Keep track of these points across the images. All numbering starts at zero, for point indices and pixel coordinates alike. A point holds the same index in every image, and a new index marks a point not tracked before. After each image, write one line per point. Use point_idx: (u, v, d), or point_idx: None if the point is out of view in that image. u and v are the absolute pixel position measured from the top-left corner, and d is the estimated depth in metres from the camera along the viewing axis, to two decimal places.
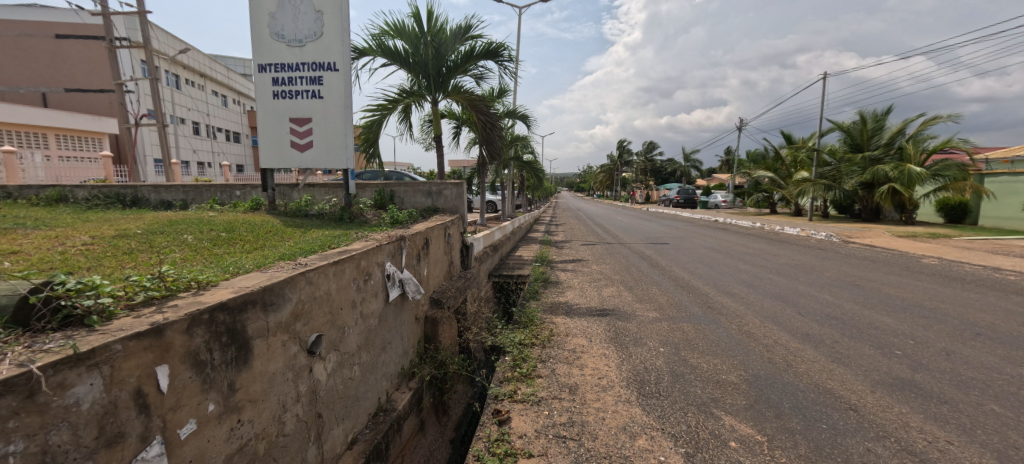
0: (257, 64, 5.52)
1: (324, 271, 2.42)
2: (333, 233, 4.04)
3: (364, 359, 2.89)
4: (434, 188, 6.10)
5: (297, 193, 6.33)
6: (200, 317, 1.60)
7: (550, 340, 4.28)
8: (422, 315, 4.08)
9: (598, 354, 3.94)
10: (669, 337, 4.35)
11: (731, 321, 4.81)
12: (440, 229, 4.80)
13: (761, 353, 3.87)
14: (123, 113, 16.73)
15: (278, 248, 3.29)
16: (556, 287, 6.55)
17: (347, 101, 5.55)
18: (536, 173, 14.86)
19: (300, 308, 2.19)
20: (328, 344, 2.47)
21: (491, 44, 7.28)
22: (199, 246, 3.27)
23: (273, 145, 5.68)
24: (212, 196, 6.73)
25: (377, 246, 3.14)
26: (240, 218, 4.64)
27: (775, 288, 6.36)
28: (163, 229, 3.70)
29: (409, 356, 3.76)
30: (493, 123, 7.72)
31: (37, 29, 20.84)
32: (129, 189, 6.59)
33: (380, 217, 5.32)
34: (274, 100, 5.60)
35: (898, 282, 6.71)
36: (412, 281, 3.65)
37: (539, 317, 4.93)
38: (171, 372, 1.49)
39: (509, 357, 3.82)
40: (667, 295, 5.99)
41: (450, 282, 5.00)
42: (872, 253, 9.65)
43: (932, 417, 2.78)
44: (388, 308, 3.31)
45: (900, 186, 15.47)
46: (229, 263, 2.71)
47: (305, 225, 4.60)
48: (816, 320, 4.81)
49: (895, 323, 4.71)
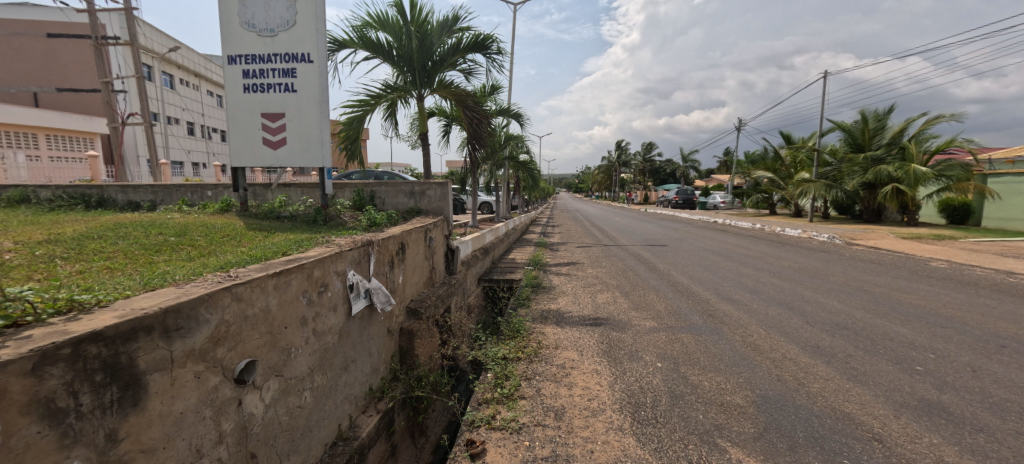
0: (226, 55, 5.15)
1: (261, 285, 2.04)
2: (297, 237, 3.66)
3: (318, 383, 2.52)
4: (417, 188, 5.73)
5: (273, 194, 5.96)
6: (57, 352, 1.24)
7: (538, 354, 3.91)
8: (397, 327, 3.70)
9: (590, 370, 3.58)
10: (667, 350, 3.99)
11: (734, 331, 4.45)
12: (420, 231, 4.43)
13: (768, 369, 3.52)
14: (111, 112, 16.29)
15: (226, 256, 2.90)
16: (548, 293, 6.17)
17: (323, 95, 5.18)
18: (532, 173, 14.49)
19: (224, 330, 1.82)
20: (268, 370, 2.10)
21: (479, 35, 6.93)
22: (137, 253, 2.89)
23: (244, 142, 5.30)
24: (182, 196, 6.34)
25: (337, 253, 2.76)
26: (202, 220, 4.27)
27: (779, 293, 6.02)
28: (103, 232, 3.31)
29: (380, 373, 3.39)
30: (482, 119, 7.33)
31: (29, 28, 20.47)
32: (95, 189, 6.20)
33: (357, 219, 4.95)
34: (245, 95, 5.23)
35: (907, 287, 6.35)
36: (380, 291, 3.29)
37: (527, 327, 4.56)
38: (3, 429, 1.13)
39: (491, 374, 3.46)
40: (666, 302, 5.62)
41: (431, 290, 4.63)
42: (876, 256, 9.31)
43: (969, 449, 2.43)
44: (351, 323, 2.93)
45: (904, 187, 15.15)
46: (157, 275, 2.34)
47: (271, 228, 4.22)
48: (827, 331, 4.44)
49: (911, 333, 4.37)
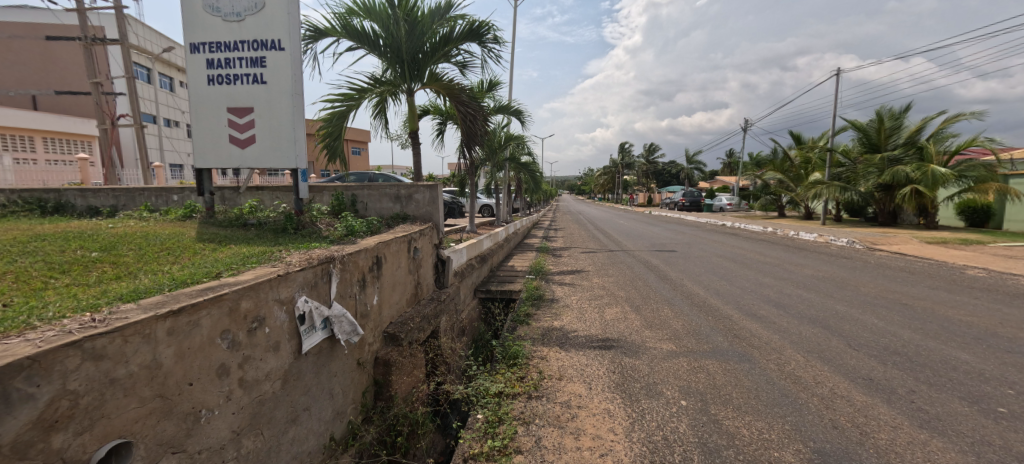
0: (188, 43, 4.58)
1: (144, 332, 1.46)
2: (250, 250, 3.04)
3: (247, 448, 1.92)
4: (404, 191, 5.12)
5: (243, 198, 5.39)
6: None
7: (538, 389, 3.29)
8: (370, 358, 3.11)
9: (600, 411, 2.96)
10: (690, 383, 3.36)
11: (767, 358, 3.81)
12: (402, 241, 3.82)
13: (818, 412, 2.90)
14: (100, 113, 15.59)
15: (140, 280, 2.29)
16: (550, 308, 5.53)
17: (296, 86, 4.60)
18: (534, 175, 13.94)
19: (68, 406, 1.26)
20: (158, 448, 1.52)
21: (474, 23, 6.33)
22: (32, 275, 2.30)
23: (209, 140, 4.70)
24: (147, 201, 5.75)
25: (280, 276, 2.17)
26: (148, 230, 3.69)
27: (809, 308, 5.39)
28: (7, 248, 2.72)
29: (346, 417, 2.78)
30: (477, 115, 6.73)
31: (28, 31, 20.11)
32: (53, 193, 5.62)
33: (333, 227, 4.34)
34: (208, 87, 4.64)
35: (950, 300, 5.70)
36: (345, 319, 2.69)
37: (526, 352, 3.96)
38: None
39: (482, 417, 2.86)
40: (684, 320, 4.96)
41: (416, 308, 4.03)
42: (903, 263, 8.65)
43: None
44: (303, 362, 2.34)
45: (923, 188, 14.44)
46: (23, 310, 1.74)
47: (225, 238, 3.62)
48: (875, 357, 3.81)
49: (975, 361, 3.72)
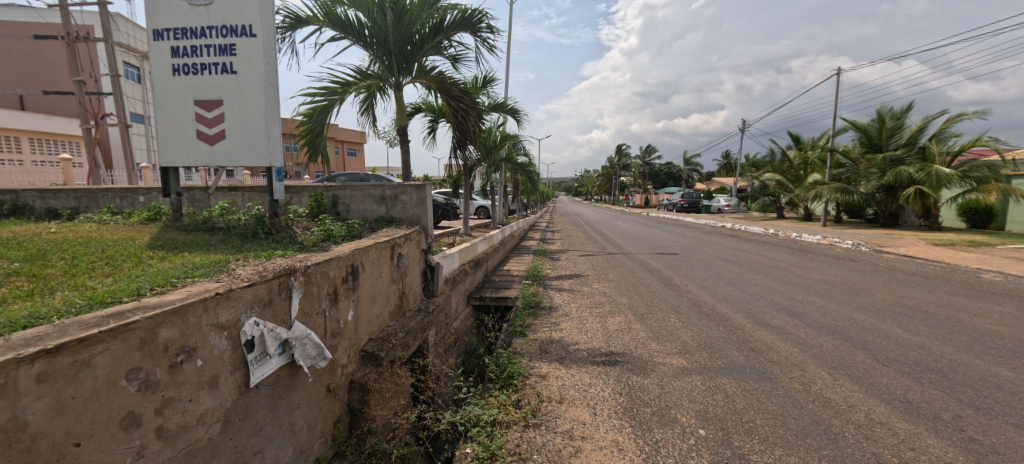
0: (151, 29, 4.16)
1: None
2: (203, 259, 2.62)
3: None
4: (390, 191, 4.74)
5: (214, 199, 4.98)
6: None
7: (536, 416, 2.90)
8: (341, 384, 2.70)
9: (608, 444, 2.57)
10: (707, 408, 2.97)
11: (790, 376, 3.44)
12: (383, 247, 3.40)
13: (858, 444, 2.52)
14: (84, 112, 14.99)
15: (51, 299, 1.86)
16: (549, 317, 5.15)
17: (270, 77, 4.21)
18: (530, 176, 13.56)
19: None
20: None
21: (466, 11, 5.94)
22: None
23: (173, 137, 4.28)
24: (111, 202, 5.31)
25: (220, 294, 1.77)
26: (95, 236, 3.26)
27: (825, 316, 5.04)
28: None
29: (313, 454, 2.39)
30: (469, 111, 6.34)
31: (14, 30, 19.51)
32: (8, 194, 5.17)
33: (309, 231, 3.93)
34: (173, 77, 4.22)
35: (972, 307, 5.36)
36: (310, 342, 2.29)
37: (523, 371, 3.57)
38: None
39: (471, 453, 2.45)
40: (692, 331, 4.58)
41: (401, 322, 3.62)
42: (915, 266, 8.32)
43: None
44: (253, 397, 1.93)
45: (927, 188, 14.17)
46: None
47: (180, 244, 3.19)
48: (908, 374, 3.45)
49: (1019, 378, 3.37)
